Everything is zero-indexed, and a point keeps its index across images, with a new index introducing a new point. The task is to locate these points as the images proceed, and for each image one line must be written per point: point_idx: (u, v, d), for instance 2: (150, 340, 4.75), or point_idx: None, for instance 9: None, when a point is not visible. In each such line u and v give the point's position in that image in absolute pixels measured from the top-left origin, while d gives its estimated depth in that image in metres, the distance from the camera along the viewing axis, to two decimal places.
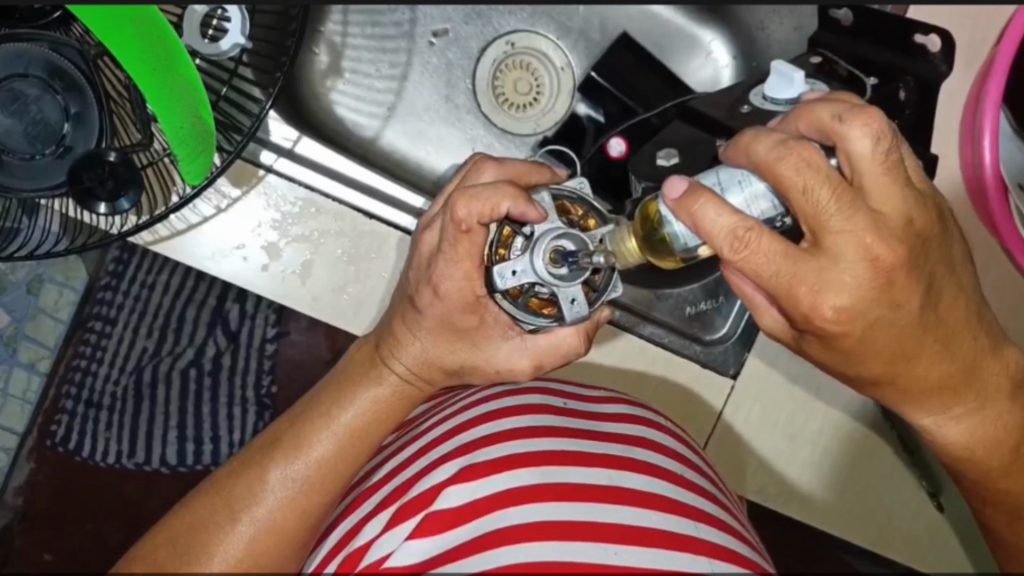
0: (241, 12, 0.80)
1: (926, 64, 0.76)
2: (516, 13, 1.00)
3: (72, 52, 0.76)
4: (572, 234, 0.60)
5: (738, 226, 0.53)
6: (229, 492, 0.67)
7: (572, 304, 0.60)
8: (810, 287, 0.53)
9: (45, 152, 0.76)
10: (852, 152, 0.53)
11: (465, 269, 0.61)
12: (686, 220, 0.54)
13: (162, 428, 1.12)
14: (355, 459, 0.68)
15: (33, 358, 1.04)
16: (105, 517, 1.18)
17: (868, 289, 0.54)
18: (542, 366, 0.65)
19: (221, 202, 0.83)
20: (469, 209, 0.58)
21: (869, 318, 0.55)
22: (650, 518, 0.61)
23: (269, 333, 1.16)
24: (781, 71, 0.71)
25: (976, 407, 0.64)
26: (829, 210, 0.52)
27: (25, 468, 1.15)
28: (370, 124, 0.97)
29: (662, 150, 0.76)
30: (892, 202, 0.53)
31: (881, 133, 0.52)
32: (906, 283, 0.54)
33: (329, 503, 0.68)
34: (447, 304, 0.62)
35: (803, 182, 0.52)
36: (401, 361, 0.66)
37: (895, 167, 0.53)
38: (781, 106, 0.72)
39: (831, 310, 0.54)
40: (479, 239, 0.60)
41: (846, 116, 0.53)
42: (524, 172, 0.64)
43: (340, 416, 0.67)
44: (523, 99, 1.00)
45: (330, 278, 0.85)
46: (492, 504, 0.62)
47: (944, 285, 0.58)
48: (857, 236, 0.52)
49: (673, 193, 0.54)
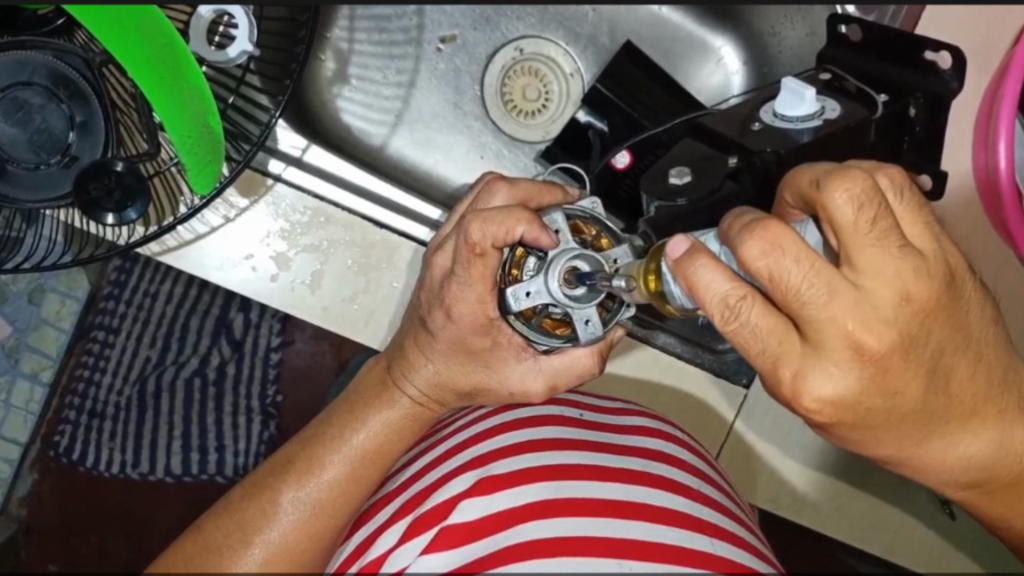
0: (249, 18, 0.78)
1: (937, 81, 0.75)
2: (524, 18, 0.99)
3: (77, 61, 0.75)
4: (587, 254, 0.58)
5: (728, 295, 0.49)
6: (242, 514, 0.66)
7: (586, 324, 0.59)
8: (792, 370, 0.49)
9: (50, 162, 0.75)
10: (832, 219, 0.48)
11: (479, 292, 0.61)
12: (681, 282, 0.50)
13: (166, 438, 1.11)
14: (367, 482, 0.67)
15: (35, 369, 1.02)
16: (108, 530, 1.13)
17: (857, 380, 0.48)
18: (556, 388, 0.65)
19: (229, 211, 0.82)
20: (484, 232, 0.58)
21: (860, 409, 0.50)
22: (665, 534, 0.60)
23: (274, 341, 1.17)
24: (792, 88, 0.74)
25: (1007, 467, 0.60)
26: (801, 294, 0.47)
27: (30, 479, 1.11)
28: (379, 131, 0.96)
29: (673, 168, 0.75)
30: (881, 277, 0.47)
31: (863, 199, 0.47)
32: (902, 368, 0.49)
33: (342, 525, 0.67)
34: (460, 326, 0.63)
35: (769, 270, 0.47)
36: (413, 383, 0.66)
37: (887, 235, 0.48)
38: (793, 122, 0.74)
39: (812, 401, 0.49)
40: (494, 262, 0.60)
41: (825, 181, 0.48)
42: (536, 194, 0.64)
43: (352, 438, 0.67)
44: (531, 105, 0.99)
45: (339, 290, 0.83)
46: (506, 519, 0.61)
47: (962, 343, 0.52)
48: (837, 322, 0.47)
49: (673, 253, 0.51)
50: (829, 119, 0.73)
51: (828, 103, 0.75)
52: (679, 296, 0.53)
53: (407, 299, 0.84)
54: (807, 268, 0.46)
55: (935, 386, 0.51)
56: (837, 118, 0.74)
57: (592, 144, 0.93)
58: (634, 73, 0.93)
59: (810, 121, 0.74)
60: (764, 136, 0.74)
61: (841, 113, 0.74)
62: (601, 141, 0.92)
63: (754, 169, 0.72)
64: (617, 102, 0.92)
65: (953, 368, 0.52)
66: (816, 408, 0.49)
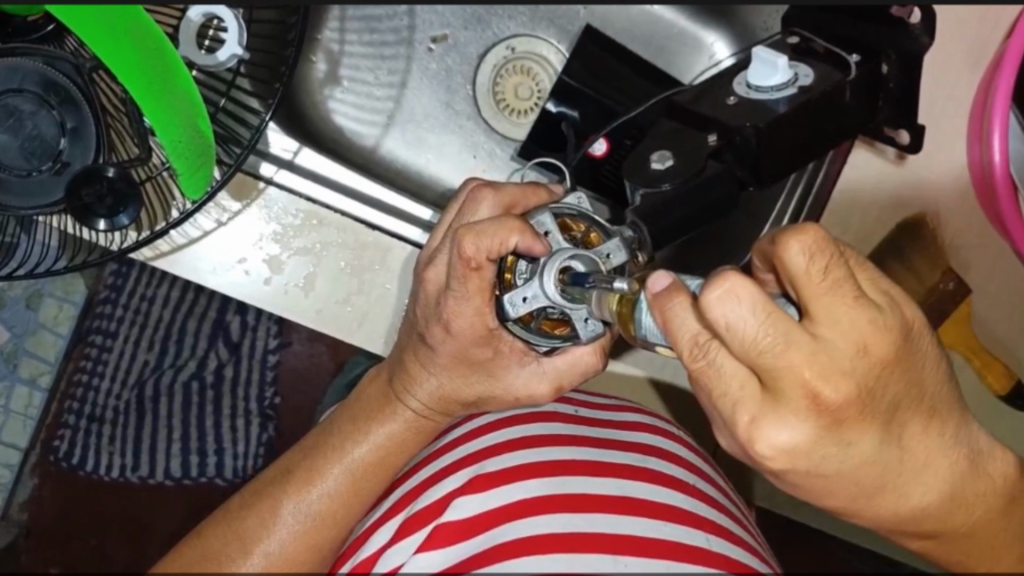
0: (237, 22, 0.78)
1: (908, 39, 0.76)
2: (515, 17, 0.98)
3: (67, 67, 0.74)
4: (582, 254, 0.59)
5: (700, 332, 0.47)
6: (241, 523, 0.66)
7: (586, 322, 0.59)
8: (750, 417, 0.46)
9: (42, 168, 0.75)
10: (788, 272, 0.45)
11: (476, 305, 0.60)
12: (656, 316, 0.48)
13: (165, 442, 1.10)
14: (368, 493, 0.67)
15: (33, 374, 1.03)
16: (109, 531, 1.15)
17: (813, 429, 0.45)
18: (563, 388, 0.65)
19: (222, 216, 0.82)
20: (477, 245, 0.57)
21: (813, 457, 0.46)
22: (662, 530, 0.61)
23: (271, 344, 1.16)
24: (762, 57, 0.74)
25: None
26: (761, 346, 0.44)
27: (29, 484, 1.12)
28: (371, 133, 0.96)
29: (654, 153, 0.73)
30: (838, 328, 0.44)
31: (815, 248, 0.44)
32: (858, 420, 0.46)
33: (341, 537, 0.67)
34: (460, 340, 0.63)
35: (724, 319, 0.44)
36: (415, 397, 0.67)
37: (841, 284, 0.44)
38: (769, 92, 0.74)
39: (767, 448, 0.46)
40: (489, 274, 0.59)
41: (779, 234, 0.45)
42: (521, 198, 0.64)
43: (353, 450, 0.67)
44: (524, 104, 0.98)
45: (333, 292, 0.83)
46: (502, 515, 0.61)
47: (916, 398, 0.48)
48: (794, 371, 0.44)
49: (654, 286, 0.48)
50: (804, 86, 0.74)
51: (801, 68, 0.75)
52: (650, 326, 0.51)
53: (402, 300, 0.84)
54: (763, 317, 0.43)
55: (890, 438, 0.47)
56: (811, 83, 0.74)
57: (566, 136, 0.91)
58: (606, 59, 0.93)
59: (785, 89, 0.74)
60: (740, 111, 0.74)
61: (815, 78, 0.74)
62: (574, 133, 0.91)
63: (736, 146, 0.74)
64: (587, 91, 0.91)
65: (905, 423, 0.48)
66: (771, 456, 0.46)
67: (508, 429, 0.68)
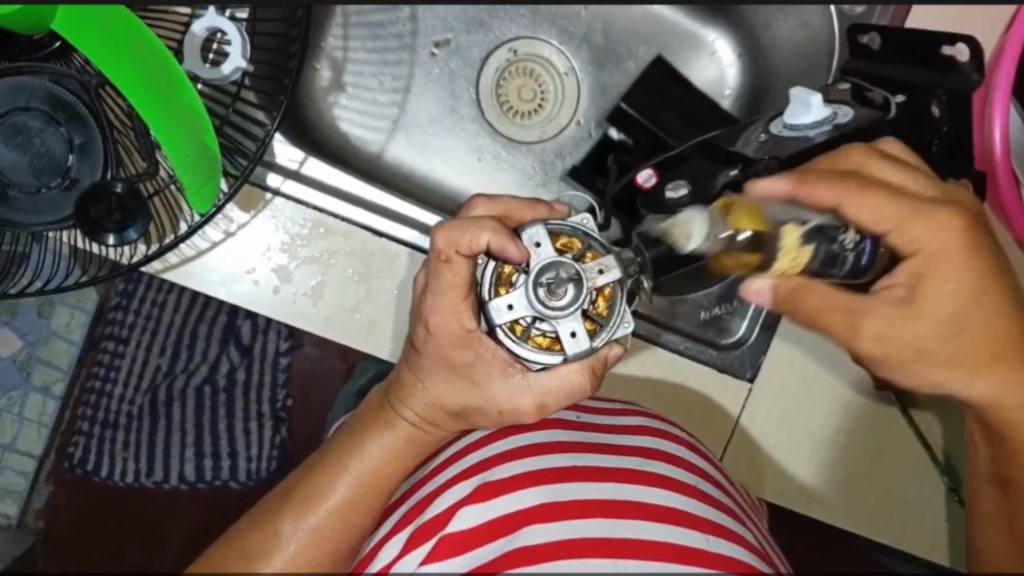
0: (240, 36, 0.78)
1: (959, 75, 0.73)
2: (517, 20, 0.99)
3: (74, 85, 0.75)
4: (565, 263, 0.60)
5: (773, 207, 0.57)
6: (242, 545, 0.66)
7: (573, 338, 0.60)
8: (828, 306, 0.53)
9: (51, 185, 0.75)
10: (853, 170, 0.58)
11: (450, 300, 0.62)
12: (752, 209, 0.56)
13: (179, 445, 1.12)
14: (368, 506, 0.68)
15: (46, 383, 1.05)
16: (128, 535, 1.16)
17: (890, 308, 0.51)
18: (545, 404, 0.64)
19: (229, 226, 0.82)
20: (449, 239, 0.60)
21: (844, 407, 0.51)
22: (659, 532, 0.61)
23: (282, 347, 1.17)
24: (799, 97, 0.74)
25: None
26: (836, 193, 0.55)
27: (45, 491, 1.13)
28: (376, 138, 0.96)
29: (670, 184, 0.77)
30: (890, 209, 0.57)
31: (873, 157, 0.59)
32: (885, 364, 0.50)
33: (348, 550, 0.68)
34: (438, 341, 0.63)
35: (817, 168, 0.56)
36: (409, 407, 0.67)
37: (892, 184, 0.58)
38: (803, 130, 0.74)
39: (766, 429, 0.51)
40: (461, 269, 0.61)
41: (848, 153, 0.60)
42: (516, 211, 0.65)
43: (355, 462, 0.68)
44: (527, 107, 1.00)
45: (341, 299, 0.84)
46: (506, 525, 0.62)
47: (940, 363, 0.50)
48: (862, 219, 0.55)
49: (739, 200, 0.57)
50: (840, 125, 0.73)
51: (842, 111, 0.75)
52: None
53: (406, 307, 0.84)
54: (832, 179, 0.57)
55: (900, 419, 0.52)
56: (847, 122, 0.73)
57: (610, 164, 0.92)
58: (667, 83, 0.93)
59: (820, 127, 0.73)
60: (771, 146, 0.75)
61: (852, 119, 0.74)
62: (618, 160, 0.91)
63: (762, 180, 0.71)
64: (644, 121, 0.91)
65: None
66: None
67: (513, 441, 0.68)
